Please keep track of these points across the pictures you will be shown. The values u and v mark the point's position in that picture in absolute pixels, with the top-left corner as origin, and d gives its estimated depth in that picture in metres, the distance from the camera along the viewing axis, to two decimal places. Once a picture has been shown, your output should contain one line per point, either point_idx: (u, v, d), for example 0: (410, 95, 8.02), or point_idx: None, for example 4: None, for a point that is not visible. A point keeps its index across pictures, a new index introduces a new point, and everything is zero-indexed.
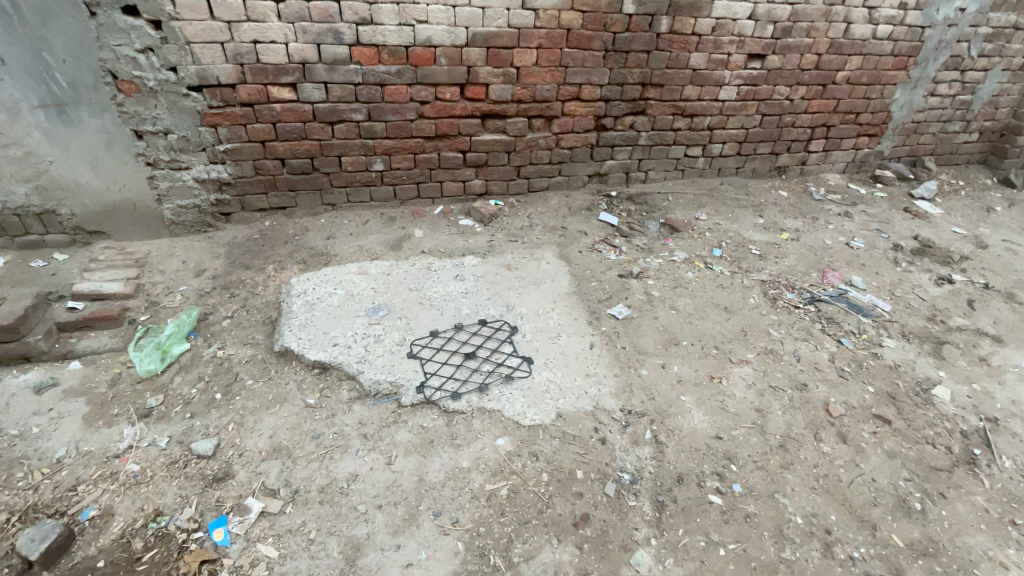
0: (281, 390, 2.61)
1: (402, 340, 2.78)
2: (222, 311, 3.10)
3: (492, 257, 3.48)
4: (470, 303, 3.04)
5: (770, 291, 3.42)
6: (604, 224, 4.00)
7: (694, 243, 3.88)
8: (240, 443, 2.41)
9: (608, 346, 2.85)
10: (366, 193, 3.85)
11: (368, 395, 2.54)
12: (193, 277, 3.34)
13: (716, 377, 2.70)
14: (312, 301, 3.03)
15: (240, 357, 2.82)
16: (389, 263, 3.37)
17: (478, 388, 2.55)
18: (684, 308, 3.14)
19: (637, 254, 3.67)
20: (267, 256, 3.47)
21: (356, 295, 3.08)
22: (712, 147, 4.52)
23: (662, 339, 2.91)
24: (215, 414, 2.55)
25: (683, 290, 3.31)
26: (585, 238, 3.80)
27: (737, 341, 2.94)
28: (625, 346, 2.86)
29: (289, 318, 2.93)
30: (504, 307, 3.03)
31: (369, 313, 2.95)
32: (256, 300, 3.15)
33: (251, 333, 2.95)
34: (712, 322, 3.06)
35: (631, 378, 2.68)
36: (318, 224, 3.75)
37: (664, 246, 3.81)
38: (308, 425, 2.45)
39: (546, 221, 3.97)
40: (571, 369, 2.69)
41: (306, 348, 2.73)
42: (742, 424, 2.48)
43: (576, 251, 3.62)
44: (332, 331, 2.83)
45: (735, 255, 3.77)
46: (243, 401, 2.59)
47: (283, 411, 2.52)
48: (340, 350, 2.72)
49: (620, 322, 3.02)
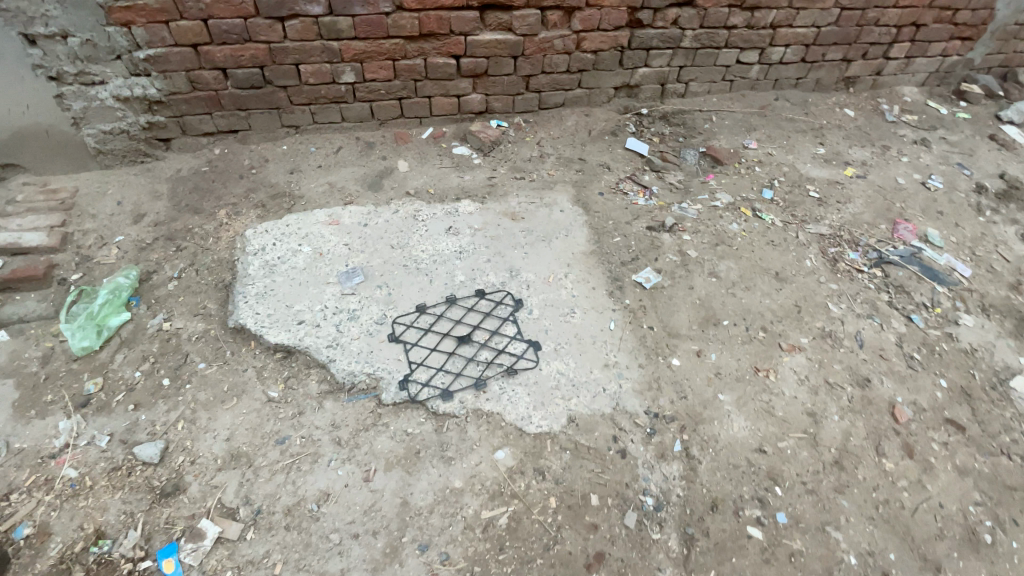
0: (237, 379, 2.19)
1: (382, 317, 2.29)
2: (168, 271, 2.58)
3: (493, 202, 2.84)
4: (466, 268, 2.49)
5: (829, 250, 2.83)
6: (630, 156, 3.27)
7: (740, 182, 3.19)
8: (193, 446, 2.03)
9: (632, 326, 2.35)
10: (335, 111, 3.09)
11: (342, 390, 2.12)
12: (133, 224, 2.76)
13: (762, 370, 2.23)
14: (273, 263, 2.49)
15: (190, 334, 2.36)
16: (367, 209, 2.75)
17: (474, 384, 2.11)
18: (727, 276, 2.58)
19: (670, 198, 3.01)
20: (220, 198, 2.86)
21: (326, 255, 2.53)
22: (771, 52, 3.60)
23: (697, 317, 2.40)
24: (162, 407, 2.15)
25: (725, 249, 2.71)
26: (607, 174, 3.11)
27: (789, 320, 2.43)
28: (653, 327, 2.36)
29: (245, 286, 2.41)
30: (506, 273, 2.49)
31: (341, 280, 2.42)
32: (207, 257, 2.60)
33: (202, 301, 2.45)
34: (759, 294, 2.51)
35: (659, 370, 2.21)
36: (279, 153, 3.07)
37: (704, 186, 3.13)
38: (270, 426, 2.06)
39: (559, 151, 3.24)
40: (587, 358, 2.22)
41: (266, 327, 2.26)
42: (789, 433, 2.07)
43: (596, 194, 2.96)
44: (297, 304, 2.33)
45: (788, 200, 3.11)
46: (194, 391, 2.18)
47: (241, 406, 2.11)
48: (307, 331, 2.24)
49: (646, 293, 2.48)
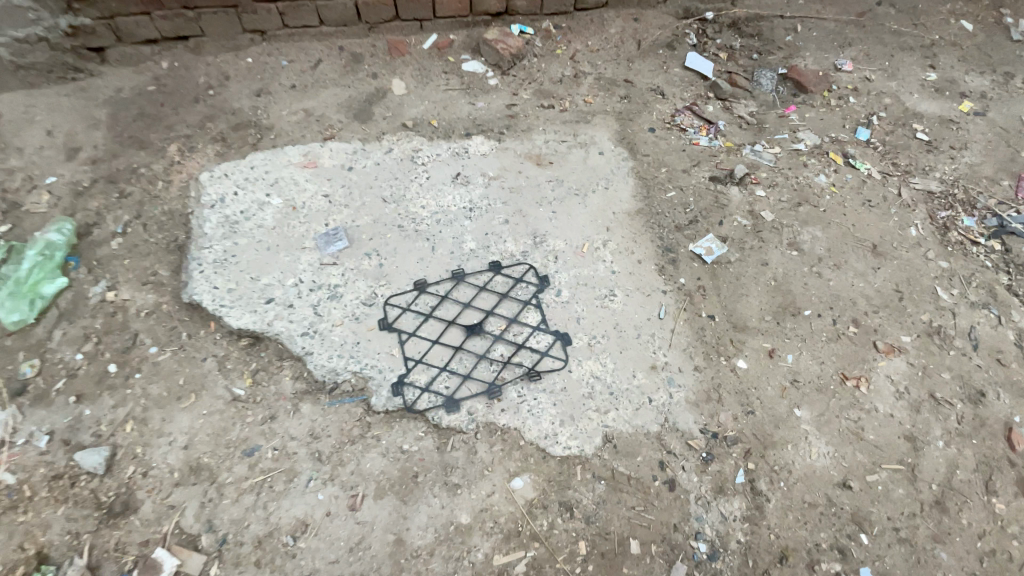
0: (196, 370, 1.78)
1: (371, 297, 1.81)
2: (111, 225, 2.08)
3: (513, 140, 2.22)
4: (477, 232, 1.96)
5: (939, 214, 2.23)
6: (689, 78, 2.56)
7: (827, 118, 2.53)
8: (146, 454, 1.69)
9: (687, 315, 1.85)
10: (311, 11, 2.39)
11: (322, 391, 1.70)
12: (65, 161, 2.20)
13: (851, 379, 1.78)
14: (235, 220, 1.98)
15: (138, 308, 1.91)
16: (353, 148, 2.16)
17: (485, 390, 1.67)
18: (812, 249, 2.03)
19: (740, 137, 2.38)
20: (172, 130, 2.28)
21: (302, 210, 2.00)
22: None
23: (771, 305, 1.89)
24: (108, 403, 1.77)
25: (809, 211, 2.15)
26: (659, 103, 2.43)
27: (888, 312, 1.92)
28: (714, 316, 1.86)
29: (201, 250, 1.93)
30: (527, 240, 1.95)
31: (319, 245, 1.91)
32: (157, 209, 2.10)
33: (151, 266, 1.98)
34: (850, 275, 1.99)
35: (721, 375, 1.75)
36: (244, 68, 2.43)
37: (782, 121, 2.48)
38: (236, 432, 1.68)
39: (599, 69, 2.53)
40: (629, 357, 1.75)
41: (227, 307, 1.80)
42: (881, 464, 1.66)
43: (644, 132, 2.31)
44: (265, 276, 1.85)
45: (888, 144, 2.46)
46: (145, 383, 1.79)
47: (201, 405, 1.73)
48: (277, 314, 1.78)
49: (706, 270, 1.96)
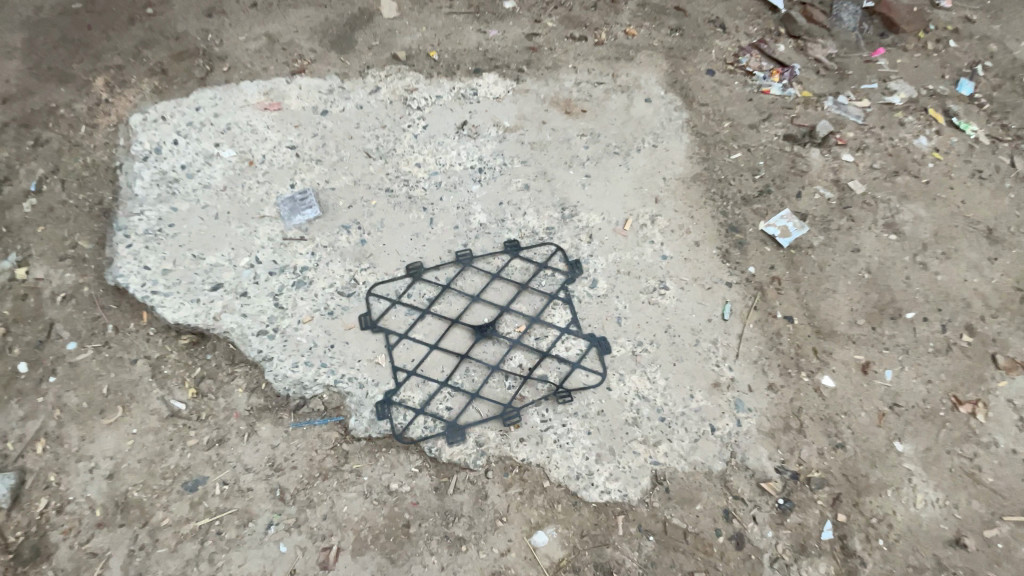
0: (124, 376, 1.38)
1: (350, 286, 1.38)
2: (24, 180, 1.58)
3: (535, 80, 1.72)
4: (488, 200, 1.50)
5: None
6: (756, 9, 2.04)
7: (923, 66, 2.02)
8: (61, 485, 1.30)
9: (758, 316, 1.44)
10: None
11: (284, 409, 1.30)
12: None
13: (965, 405, 1.39)
14: (176, 179, 1.54)
15: (54, 291, 1.45)
16: (328, 86, 1.67)
17: (498, 415, 1.28)
18: (913, 233, 1.61)
19: (818, 86, 1.90)
20: (99, 58, 1.77)
21: (261, 167, 1.54)
22: None
23: (865, 306, 1.49)
24: (14, 415, 1.35)
25: (908, 182, 1.71)
26: (720, 39, 1.92)
27: (1009, 317, 1.51)
28: (792, 318, 1.46)
29: (130, 217, 1.49)
30: (554, 213, 1.50)
31: (283, 213, 1.46)
32: (79, 161, 1.62)
33: (69, 236, 1.52)
34: (961, 267, 1.57)
35: (802, 397, 1.36)
36: None
37: (869, 68, 1.98)
38: (176, 459, 1.30)
39: None
40: (686, 371, 1.34)
41: (161, 295, 1.38)
42: (1003, 516, 1.30)
43: (702, 76, 1.82)
44: (211, 255, 1.42)
45: (999, 99, 1.97)
46: (59, 391, 1.37)
47: (130, 421, 1.34)
48: (226, 306, 1.36)
49: (782, 257, 1.54)
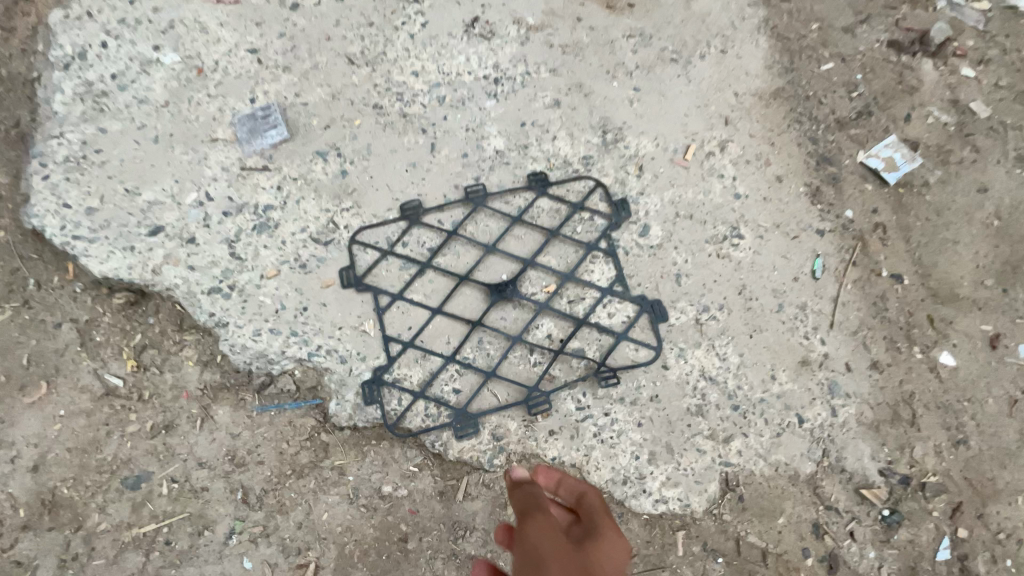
0: (46, 344, 1.07)
1: (326, 231, 1.05)
2: None
3: None
4: (506, 120, 1.14)
5: None
6: None
7: None
8: None
9: (857, 275, 1.11)
10: None
11: (246, 389, 1.02)
12: None
13: None
14: (103, 92, 1.18)
15: None
16: None
17: (520, 401, 0.99)
18: None
19: None
20: None
21: (212, 76, 1.18)
22: None
23: (994, 263, 1.15)
24: None
25: None
26: None
27: None
28: (901, 278, 1.12)
29: (47, 141, 1.14)
30: (593, 137, 1.14)
31: (240, 136, 1.12)
32: None
33: None
34: None
35: (914, 380, 1.05)
36: None
37: None
38: (113, 449, 1.03)
39: None
40: (766, 346, 1.03)
41: (86, 242, 1.07)
42: None
43: None
44: (149, 190, 1.10)
45: None
46: None
47: (57, 401, 1.05)
48: (168, 255, 1.05)
49: (887, 198, 1.20)
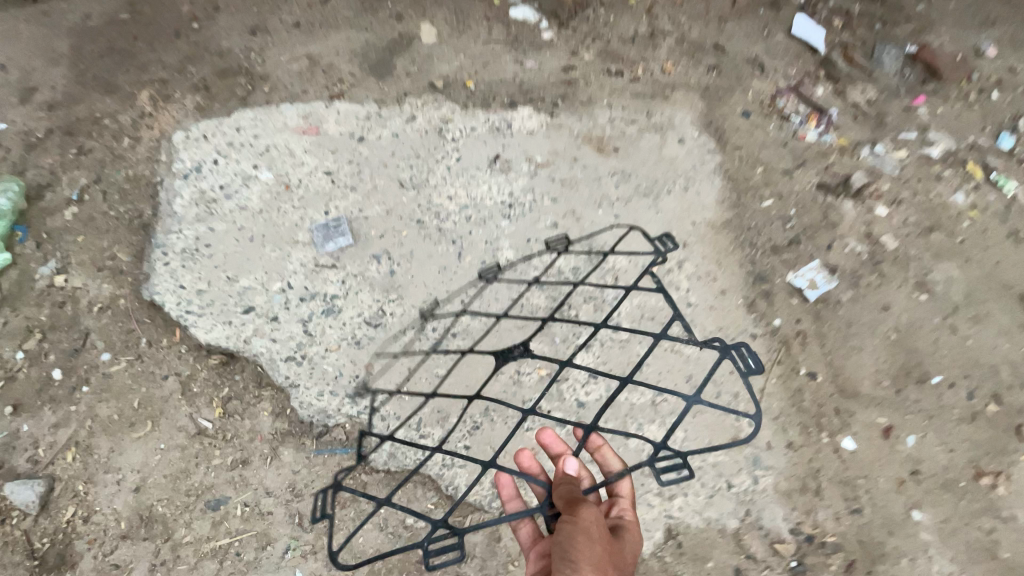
0: (155, 391, 1.41)
1: (378, 317, 1.44)
2: (66, 188, 1.68)
3: (569, 115, 1.73)
4: (519, 235, 1.56)
5: None
6: (795, 49, 2.01)
7: (962, 118, 2.03)
8: (89, 494, 1.34)
9: (782, 371, 1.44)
10: None
11: (307, 436, 1.36)
12: (16, 103, 1.81)
13: (987, 477, 1.38)
14: (212, 197, 1.56)
15: (91, 301, 1.55)
16: (367, 108, 1.69)
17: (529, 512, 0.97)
18: (946, 293, 1.58)
19: (857, 133, 1.84)
20: (145, 71, 1.84)
21: (297, 191, 1.56)
22: None
23: (893, 367, 1.46)
24: (48, 421, 1.41)
25: (943, 239, 1.67)
26: (760, 78, 1.89)
27: None
28: (815, 375, 1.44)
29: (168, 235, 1.52)
30: (581, 253, 1.55)
31: (316, 240, 1.49)
32: (119, 171, 1.69)
33: (110, 248, 1.58)
34: (992, 332, 1.55)
35: (823, 458, 1.35)
36: None
37: (909, 116, 1.95)
38: (198, 478, 1.34)
39: (683, 27, 1.95)
40: (705, 424, 1.35)
41: (192, 314, 1.43)
42: None
43: (737, 117, 1.80)
44: (243, 278, 1.45)
45: None
46: (91, 402, 1.41)
47: (158, 437, 1.37)
48: (257, 330, 1.41)
49: (809, 311, 1.53)
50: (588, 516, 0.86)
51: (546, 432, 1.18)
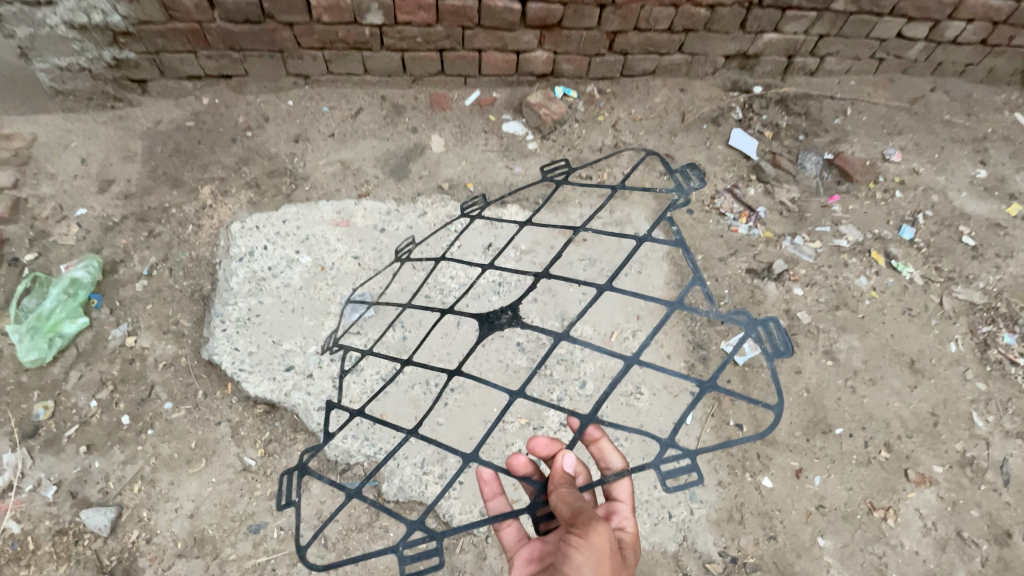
0: (209, 434, 1.73)
1: (391, 374, 1.82)
2: (138, 264, 2.03)
3: (548, 212, 2.20)
4: (505, 307, 1.96)
5: (980, 328, 2.17)
6: (732, 156, 2.46)
7: (872, 213, 2.42)
8: (151, 519, 1.63)
9: (714, 422, 1.81)
10: (356, 59, 2.37)
11: (333, 471, 1.69)
12: (97, 193, 2.17)
13: (878, 510, 1.72)
14: (262, 276, 1.97)
15: (157, 358, 1.85)
16: (387, 205, 2.15)
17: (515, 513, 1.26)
18: (848, 359, 1.97)
19: (780, 226, 2.28)
20: (206, 170, 2.24)
21: (330, 272, 1.98)
22: (947, 27, 2.73)
23: (803, 419, 1.83)
24: (118, 458, 1.70)
25: (847, 315, 2.08)
26: (702, 182, 2.36)
27: (923, 437, 1.87)
28: (742, 426, 1.81)
29: (225, 305, 1.91)
30: (555, 323, 1.94)
31: (344, 311, 1.91)
32: (182, 251, 2.06)
33: (173, 314, 1.93)
34: (886, 392, 1.93)
35: (745, 493, 1.70)
36: (284, 110, 2.40)
37: (824, 212, 2.37)
38: (242, 506, 1.64)
39: (641, 140, 2.45)
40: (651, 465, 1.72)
41: (244, 371, 1.80)
42: None
43: (683, 214, 2.25)
44: (286, 342, 1.85)
45: (932, 246, 2.37)
46: (156, 443, 1.72)
47: (211, 472, 1.68)
48: (295, 384, 1.78)
49: (737, 372, 1.90)
50: (598, 537, 1.04)
51: (538, 441, 1.34)
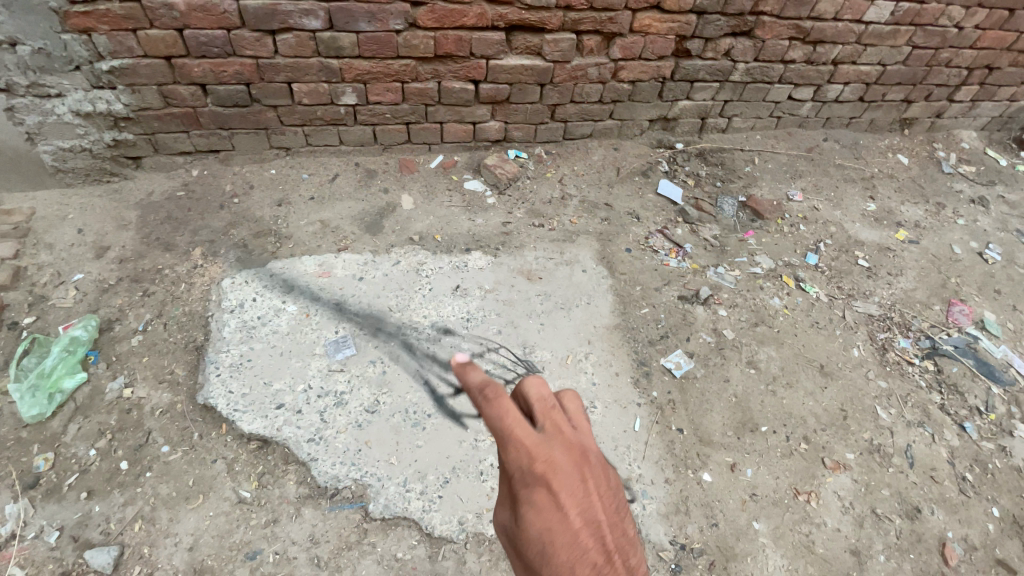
0: (206, 472, 1.88)
1: (374, 405, 2.03)
2: (133, 321, 2.21)
3: (507, 255, 2.52)
4: (474, 340, 2.22)
5: (878, 335, 2.55)
6: (662, 203, 2.88)
7: (780, 243, 2.86)
8: (152, 554, 1.73)
9: (659, 428, 2.09)
10: (332, 133, 2.72)
11: (323, 496, 1.86)
12: (94, 259, 2.37)
13: (803, 495, 2.00)
14: (252, 325, 2.19)
15: (154, 407, 2.01)
16: (364, 256, 2.43)
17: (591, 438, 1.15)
18: (767, 367, 2.31)
19: (704, 259, 2.68)
20: (197, 234, 2.48)
21: (315, 318, 2.22)
22: (828, 90, 3.30)
23: (733, 421, 2.14)
24: (117, 500, 1.82)
25: (765, 330, 2.44)
26: (637, 225, 2.75)
27: (836, 429, 2.19)
28: (682, 430, 2.09)
29: (218, 353, 2.11)
30: (518, 350, 2.21)
31: (329, 351, 2.14)
32: (176, 307, 2.26)
33: (169, 365, 2.11)
34: (802, 394, 2.26)
35: (689, 488, 1.96)
36: (267, 177, 2.70)
37: (742, 245, 2.79)
38: (239, 535, 1.77)
39: (584, 192, 2.85)
40: None
41: (238, 411, 1.98)
42: None
43: (622, 252, 2.62)
44: (276, 383, 2.05)
45: (833, 269, 2.79)
46: (154, 483, 1.85)
47: (208, 506, 1.82)
48: (286, 420, 1.97)
49: (676, 384, 2.21)
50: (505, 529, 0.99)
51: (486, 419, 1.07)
